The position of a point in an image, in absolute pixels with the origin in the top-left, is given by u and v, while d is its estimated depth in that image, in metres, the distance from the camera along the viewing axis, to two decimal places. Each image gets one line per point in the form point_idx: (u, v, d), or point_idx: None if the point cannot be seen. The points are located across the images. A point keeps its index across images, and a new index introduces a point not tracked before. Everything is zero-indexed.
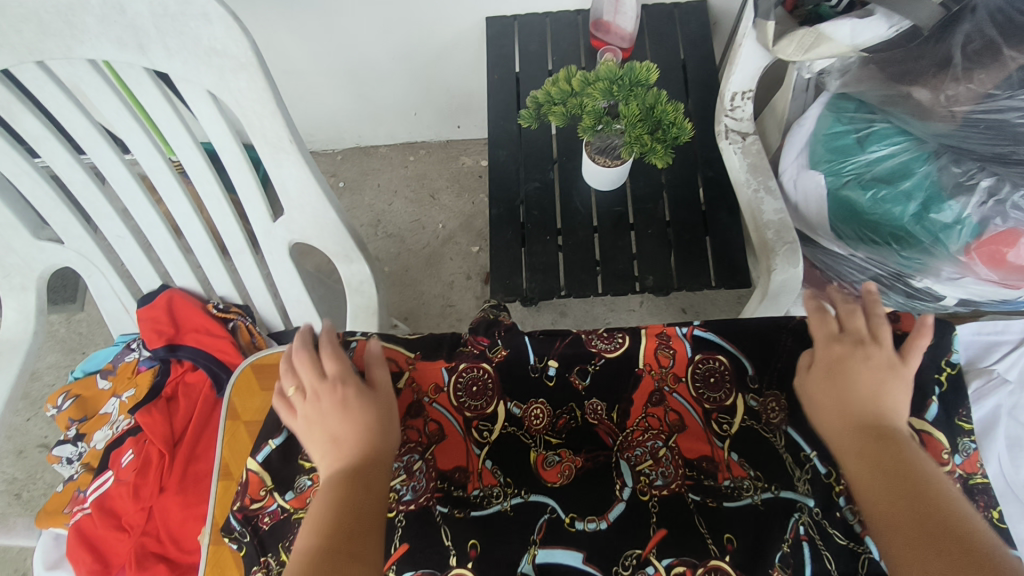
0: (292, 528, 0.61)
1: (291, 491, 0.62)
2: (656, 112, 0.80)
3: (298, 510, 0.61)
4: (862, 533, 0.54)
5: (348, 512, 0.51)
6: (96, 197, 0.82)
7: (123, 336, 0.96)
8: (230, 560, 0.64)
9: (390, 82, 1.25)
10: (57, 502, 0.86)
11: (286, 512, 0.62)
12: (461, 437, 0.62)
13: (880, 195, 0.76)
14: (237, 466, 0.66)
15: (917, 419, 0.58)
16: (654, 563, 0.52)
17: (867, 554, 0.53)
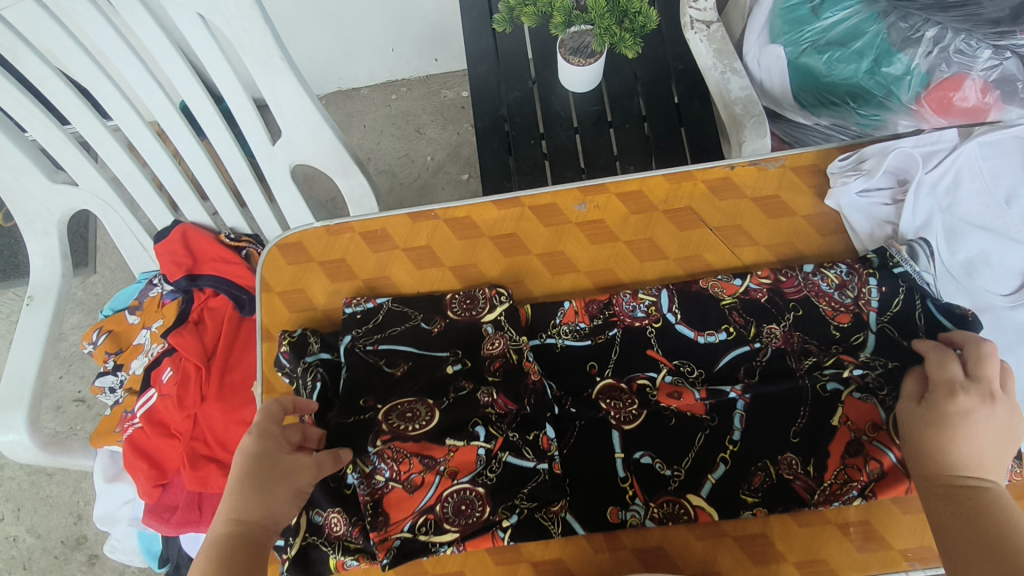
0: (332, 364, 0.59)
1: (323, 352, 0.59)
2: (621, 2, 0.84)
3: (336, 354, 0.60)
4: (840, 319, 0.58)
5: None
6: (102, 136, 0.87)
7: (144, 274, 1.02)
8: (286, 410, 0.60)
9: (364, 19, 1.27)
10: (108, 425, 0.93)
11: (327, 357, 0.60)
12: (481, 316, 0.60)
13: (835, 57, 0.81)
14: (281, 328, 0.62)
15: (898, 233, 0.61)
16: (659, 372, 0.58)
17: (844, 341, 0.58)
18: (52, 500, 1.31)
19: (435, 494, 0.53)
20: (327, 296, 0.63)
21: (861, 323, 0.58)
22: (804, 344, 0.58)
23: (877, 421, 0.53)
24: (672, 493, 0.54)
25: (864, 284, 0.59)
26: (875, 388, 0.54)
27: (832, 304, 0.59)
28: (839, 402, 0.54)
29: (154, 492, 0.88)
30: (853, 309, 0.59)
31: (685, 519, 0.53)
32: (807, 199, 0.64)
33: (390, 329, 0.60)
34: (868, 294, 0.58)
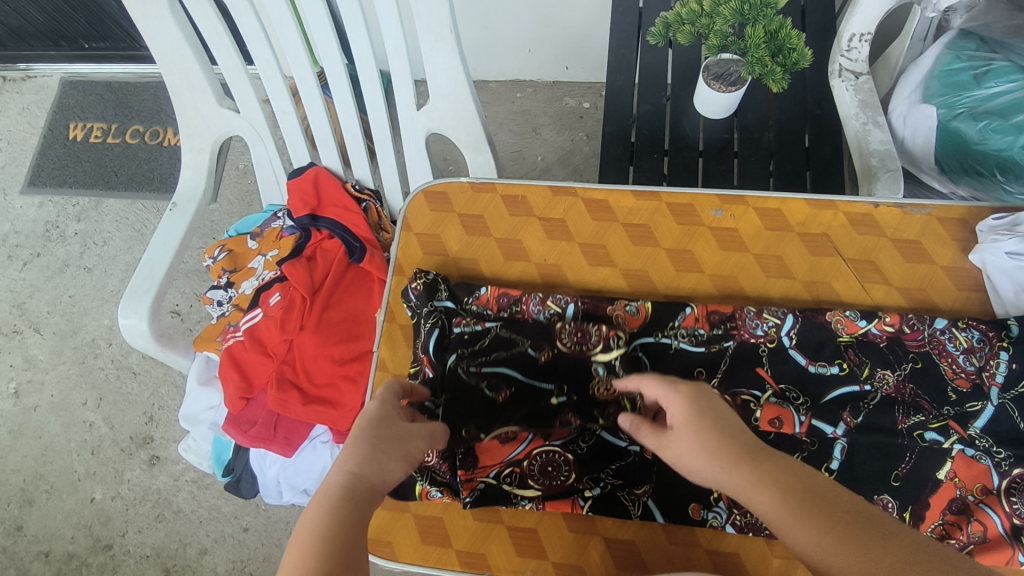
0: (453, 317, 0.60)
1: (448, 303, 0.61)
2: (779, 37, 0.86)
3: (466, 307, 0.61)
4: (960, 384, 0.55)
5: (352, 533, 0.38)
6: (273, 72, 0.95)
7: (271, 206, 1.11)
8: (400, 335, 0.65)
9: (513, 17, 1.34)
10: (211, 332, 1.01)
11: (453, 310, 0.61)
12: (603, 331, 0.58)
13: (990, 126, 0.80)
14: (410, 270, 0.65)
15: None
16: (764, 394, 0.56)
17: (963, 407, 0.55)
18: (131, 397, 1.41)
19: (526, 449, 0.55)
20: (460, 245, 0.65)
21: (981, 393, 0.55)
22: (916, 400, 0.55)
23: (986, 485, 0.52)
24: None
25: (990, 355, 0.56)
26: (989, 447, 0.53)
27: (954, 365, 0.56)
28: (949, 456, 0.53)
29: (238, 403, 0.94)
30: (979, 379, 0.56)
31: (766, 534, 0.53)
32: (948, 250, 0.62)
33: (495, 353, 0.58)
34: (994, 366, 0.56)
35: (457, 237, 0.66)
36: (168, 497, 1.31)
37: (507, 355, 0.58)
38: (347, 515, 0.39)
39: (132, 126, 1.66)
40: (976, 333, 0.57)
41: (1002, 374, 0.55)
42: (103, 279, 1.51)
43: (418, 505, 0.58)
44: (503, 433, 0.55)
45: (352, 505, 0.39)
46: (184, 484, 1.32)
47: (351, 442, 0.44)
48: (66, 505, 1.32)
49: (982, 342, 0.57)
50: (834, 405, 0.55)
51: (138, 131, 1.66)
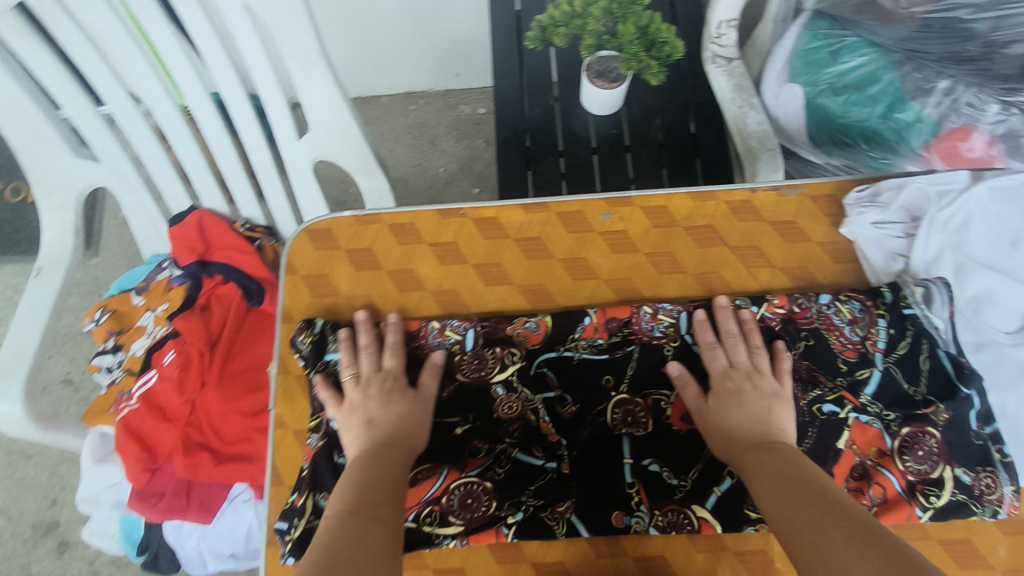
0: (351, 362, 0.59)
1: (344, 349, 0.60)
2: (650, 31, 0.88)
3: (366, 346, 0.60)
4: (849, 355, 0.58)
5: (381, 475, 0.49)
6: (133, 115, 0.87)
7: (154, 256, 1.02)
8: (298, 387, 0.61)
9: (393, 29, 1.30)
10: (102, 403, 0.93)
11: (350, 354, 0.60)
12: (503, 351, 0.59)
13: (850, 99, 0.85)
14: (306, 314, 0.63)
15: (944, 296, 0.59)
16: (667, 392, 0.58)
17: (856, 376, 0.57)
18: (27, 482, 1.27)
19: (443, 485, 0.53)
20: (351, 283, 0.63)
21: (868, 359, 0.58)
22: (811, 374, 0.58)
23: (882, 448, 0.55)
24: (678, 502, 0.54)
25: (874, 323, 0.59)
26: (879, 412, 0.56)
27: (841, 337, 0.59)
28: (845, 425, 0.55)
29: (143, 476, 0.87)
30: (864, 347, 0.59)
31: (688, 530, 0.53)
32: (822, 227, 0.65)
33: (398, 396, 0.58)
34: (879, 333, 0.59)
35: (349, 274, 0.63)
36: None
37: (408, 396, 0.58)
38: (388, 472, 0.49)
39: None
40: (859, 303, 0.60)
41: (886, 340, 0.58)
42: None
43: None
44: (416, 474, 0.54)
45: (395, 466, 0.50)
46: (101, 567, 1.21)
47: (381, 416, 0.54)
48: None
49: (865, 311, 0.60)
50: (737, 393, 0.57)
51: None
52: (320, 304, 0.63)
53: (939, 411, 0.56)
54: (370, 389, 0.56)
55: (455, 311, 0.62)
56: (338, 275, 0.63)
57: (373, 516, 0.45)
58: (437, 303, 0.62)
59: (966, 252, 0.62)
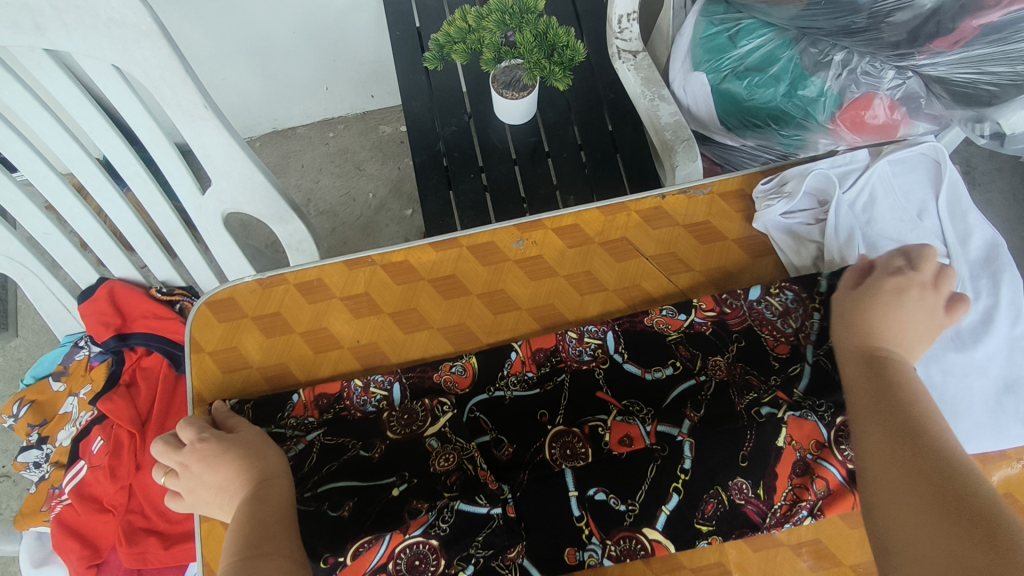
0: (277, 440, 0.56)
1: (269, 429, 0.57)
2: (548, 37, 0.86)
3: (290, 419, 0.57)
4: (777, 350, 0.59)
5: (264, 516, 0.47)
6: (14, 195, 0.81)
7: (69, 337, 0.96)
8: None
9: (296, 59, 1.26)
10: (33, 503, 0.87)
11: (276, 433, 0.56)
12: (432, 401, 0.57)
13: (753, 82, 0.85)
14: (218, 395, 0.59)
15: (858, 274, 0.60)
16: (607, 415, 0.56)
17: (794, 371, 0.57)
18: None
19: (387, 551, 0.49)
20: (263, 352, 0.60)
21: (799, 354, 0.58)
22: (744, 376, 0.57)
23: (819, 440, 0.53)
24: (628, 527, 0.52)
25: (797, 313, 0.60)
26: (812, 404, 0.54)
27: (766, 332, 0.60)
28: (782, 423, 0.53)
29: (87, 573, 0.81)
30: (792, 339, 0.59)
31: (642, 555, 0.53)
32: (735, 223, 0.66)
33: (327, 466, 0.54)
34: (803, 322, 0.60)
35: (262, 343, 0.61)
36: None
37: (339, 464, 0.54)
38: (266, 506, 0.48)
39: None
40: (779, 295, 0.61)
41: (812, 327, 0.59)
42: None
43: None
44: (355, 545, 0.49)
45: (270, 497, 0.49)
46: None
47: (224, 472, 0.51)
48: None
49: (786, 301, 0.61)
50: (676, 405, 0.56)
51: None
52: (232, 380, 0.60)
53: None
54: (195, 453, 0.52)
55: (376, 365, 0.60)
56: (251, 347, 0.60)
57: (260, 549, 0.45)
58: (356, 360, 0.60)
59: (874, 228, 0.64)
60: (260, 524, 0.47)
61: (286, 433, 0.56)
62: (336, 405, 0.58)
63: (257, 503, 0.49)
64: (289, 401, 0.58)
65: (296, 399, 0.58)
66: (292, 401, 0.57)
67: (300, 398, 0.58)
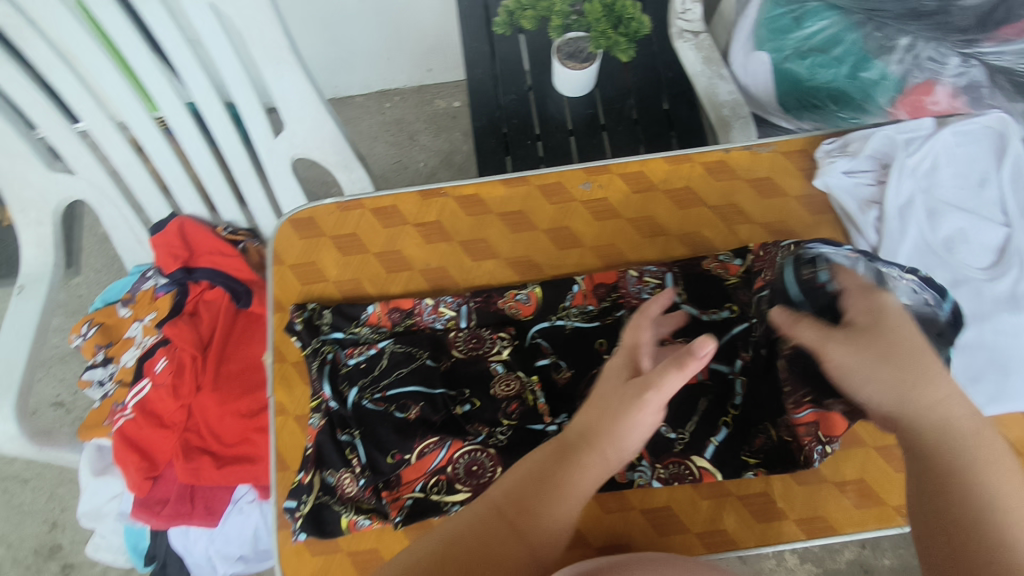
0: (350, 345, 0.60)
1: (344, 335, 0.60)
2: (616, 9, 0.89)
3: (361, 329, 0.61)
4: None
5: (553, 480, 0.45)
6: (105, 124, 0.87)
7: (137, 267, 1.02)
8: (296, 373, 0.61)
9: (362, 27, 1.30)
10: (97, 416, 0.92)
11: (348, 340, 0.60)
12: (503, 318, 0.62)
13: (816, 62, 0.87)
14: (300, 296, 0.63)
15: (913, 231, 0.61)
16: None
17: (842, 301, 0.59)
18: (25, 507, 1.28)
19: (447, 455, 0.54)
20: (339, 268, 0.64)
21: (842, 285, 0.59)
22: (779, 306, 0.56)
23: None
24: (679, 451, 0.57)
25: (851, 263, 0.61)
26: None
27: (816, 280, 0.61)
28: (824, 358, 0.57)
29: (145, 484, 0.87)
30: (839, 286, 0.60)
31: (690, 479, 0.57)
32: (797, 180, 0.68)
33: (395, 372, 0.57)
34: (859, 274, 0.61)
35: (337, 257, 0.65)
36: None
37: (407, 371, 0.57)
38: (521, 507, 0.43)
39: None
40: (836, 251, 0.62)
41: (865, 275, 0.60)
42: None
43: (349, 542, 0.56)
44: (422, 446, 0.54)
45: (572, 462, 0.45)
46: None
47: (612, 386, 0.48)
48: None
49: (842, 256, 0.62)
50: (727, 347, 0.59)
51: None
52: (309, 291, 0.63)
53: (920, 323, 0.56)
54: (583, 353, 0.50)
55: (442, 290, 0.63)
56: (329, 260, 0.65)
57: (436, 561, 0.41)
58: (425, 281, 0.63)
59: (935, 194, 0.65)
60: (473, 530, 0.43)
61: (356, 341, 0.60)
62: (406, 321, 0.61)
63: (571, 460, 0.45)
64: (363, 312, 0.62)
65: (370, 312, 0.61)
66: (363, 315, 0.61)
67: (370, 312, 0.61)
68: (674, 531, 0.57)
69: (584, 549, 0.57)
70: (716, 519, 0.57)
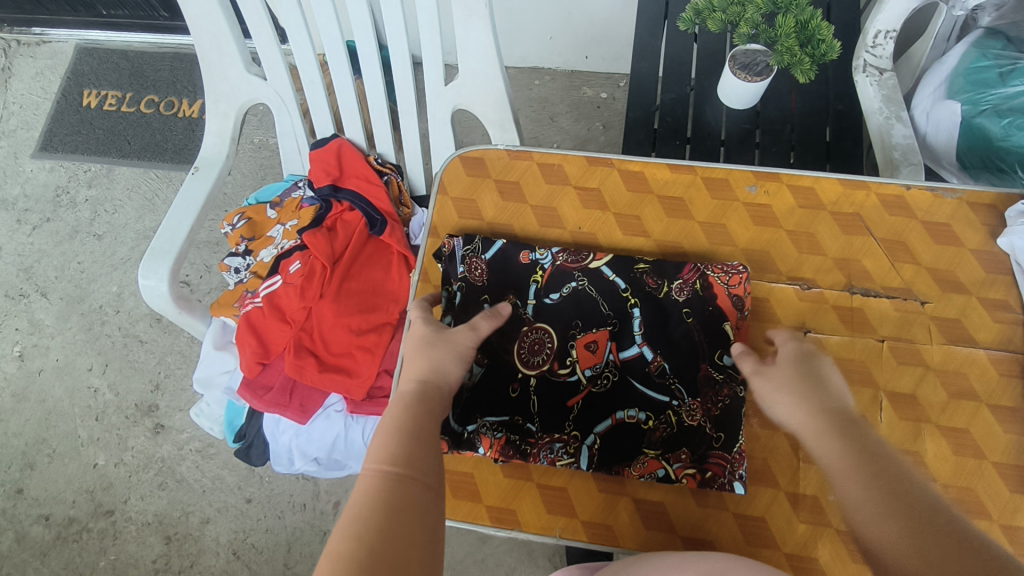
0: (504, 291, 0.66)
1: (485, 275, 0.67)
2: (809, 28, 0.87)
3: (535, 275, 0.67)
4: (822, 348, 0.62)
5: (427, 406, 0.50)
6: (303, 41, 0.94)
7: (292, 175, 1.11)
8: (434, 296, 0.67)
9: (537, 2, 1.34)
10: (229, 298, 1.01)
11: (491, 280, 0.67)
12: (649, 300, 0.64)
13: (1015, 123, 0.80)
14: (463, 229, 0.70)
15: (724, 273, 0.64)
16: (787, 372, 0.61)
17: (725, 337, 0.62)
18: (137, 364, 1.43)
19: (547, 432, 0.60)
20: (496, 211, 0.70)
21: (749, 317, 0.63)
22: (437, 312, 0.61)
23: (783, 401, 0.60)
24: (684, 456, 0.59)
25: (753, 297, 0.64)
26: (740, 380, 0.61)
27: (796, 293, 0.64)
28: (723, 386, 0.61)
29: (255, 367, 0.94)
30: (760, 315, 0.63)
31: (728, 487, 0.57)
32: (977, 235, 0.65)
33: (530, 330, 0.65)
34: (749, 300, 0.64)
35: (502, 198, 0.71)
36: (172, 466, 1.34)
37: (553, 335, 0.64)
38: (420, 419, 0.48)
39: (147, 96, 1.67)
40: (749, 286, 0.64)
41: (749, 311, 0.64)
42: (112, 247, 1.52)
43: (450, 462, 0.62)
44: (507, 388, 0.63)
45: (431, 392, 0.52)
46: (188, 452, 1.35)
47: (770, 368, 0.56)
48: (68, 470, 1.35)
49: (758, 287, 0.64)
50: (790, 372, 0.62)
51: (153, 101, 1.66)
52: (469, 227, 0.70)
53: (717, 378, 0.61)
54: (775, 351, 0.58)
55: (587, 249, 0.68)
56: (493, 200, 0.71)
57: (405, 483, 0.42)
58: (572, 242, 0.68)
59: None
60: (408, 445, 0.44)
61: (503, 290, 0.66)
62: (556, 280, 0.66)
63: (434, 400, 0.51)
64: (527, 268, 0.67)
65: (543, 268, 0.67)
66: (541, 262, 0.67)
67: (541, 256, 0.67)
68: (764, 545, 0.57)
69: (669, 535, 0.58)
70: (808, 547, 0.56)
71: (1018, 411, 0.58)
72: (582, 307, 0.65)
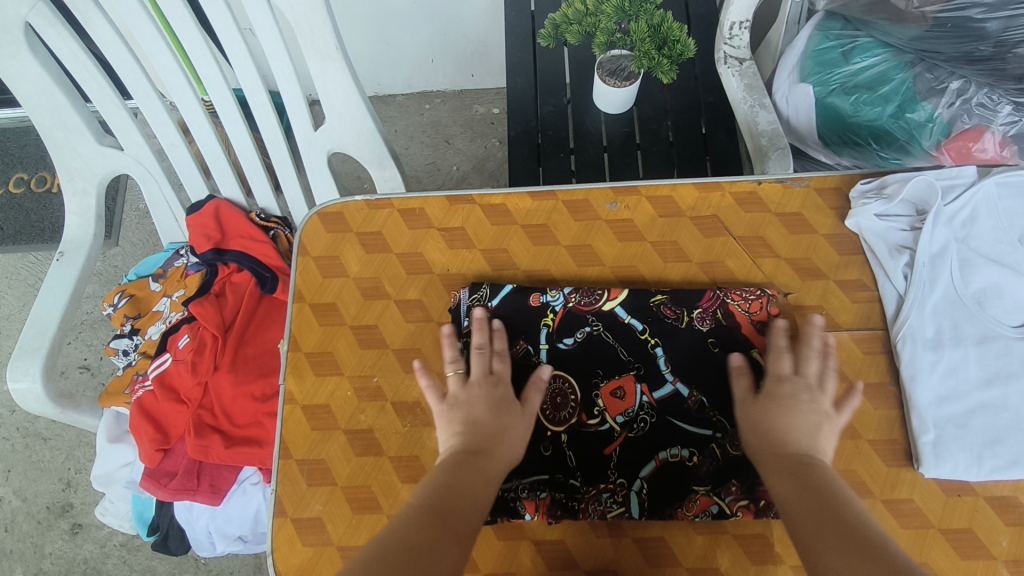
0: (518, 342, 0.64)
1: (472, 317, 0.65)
2: (662, 30, 0.88)
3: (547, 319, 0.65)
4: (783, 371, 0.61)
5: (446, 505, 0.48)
6: (155, 106, 0.90)
7: (172, 244, 1.05)
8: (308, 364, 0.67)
9: (410, 29, 1.32)
10: (118, 385, 0.95)
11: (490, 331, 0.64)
12: (603, 326, 0.64)
13: (861, 99, 0.85)
14: (333, 288, 0.70)
15: (693, 297, 0.65)
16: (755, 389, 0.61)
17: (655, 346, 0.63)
18: (43, 464, 1.32)
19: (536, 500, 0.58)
20: (361, 265, 0.71)
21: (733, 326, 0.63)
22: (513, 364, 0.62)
23: None
24: (613, 483, 0.59)
25: (715, 308, 0.64)
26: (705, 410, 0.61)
27: (734, 302, 0.64)
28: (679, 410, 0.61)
29: (155, 456, 0.88)
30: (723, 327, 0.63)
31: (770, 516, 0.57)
32: (828, 219, 0.69)
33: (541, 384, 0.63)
34: (716, 313, 0.64)
35: (370, 252, 0.71)
36: (96, 565, 1.24)
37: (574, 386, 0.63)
38: (466, 477, 0.51)
39: (16, 173, 1.56)
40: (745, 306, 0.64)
41: (712, 323, 0.64)
42: None
43: (342, 536, 0.60)
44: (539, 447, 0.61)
45: (460, 500, 0.49)
46: (112, 548, 1.25)
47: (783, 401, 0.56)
48: None
49: (761, 299, 0.64)
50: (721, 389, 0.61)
51: (23, 179, 1.56)
52: (339, 285, 0.70)
53: (648, 408, 0.61)
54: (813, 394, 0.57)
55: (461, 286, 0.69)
56: (364, 255, 0.71)
57: (431, 520, 0.47)
58: (449, 285, 0.69)
59: (970, 244, 0.63)
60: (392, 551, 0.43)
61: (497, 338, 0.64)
62: (578, 316, 0.65)
63: (456, 504, 0.49)
64: (532, 315, 0.65)
65: (554, 310, 0.65)
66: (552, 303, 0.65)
67: (552, 295, 0.65)
68: (667, 563, 0.58)
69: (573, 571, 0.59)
70: (709, 558, 0.58)
71: (885, 385, 0.62)
72: (597, 350, 0.64)
